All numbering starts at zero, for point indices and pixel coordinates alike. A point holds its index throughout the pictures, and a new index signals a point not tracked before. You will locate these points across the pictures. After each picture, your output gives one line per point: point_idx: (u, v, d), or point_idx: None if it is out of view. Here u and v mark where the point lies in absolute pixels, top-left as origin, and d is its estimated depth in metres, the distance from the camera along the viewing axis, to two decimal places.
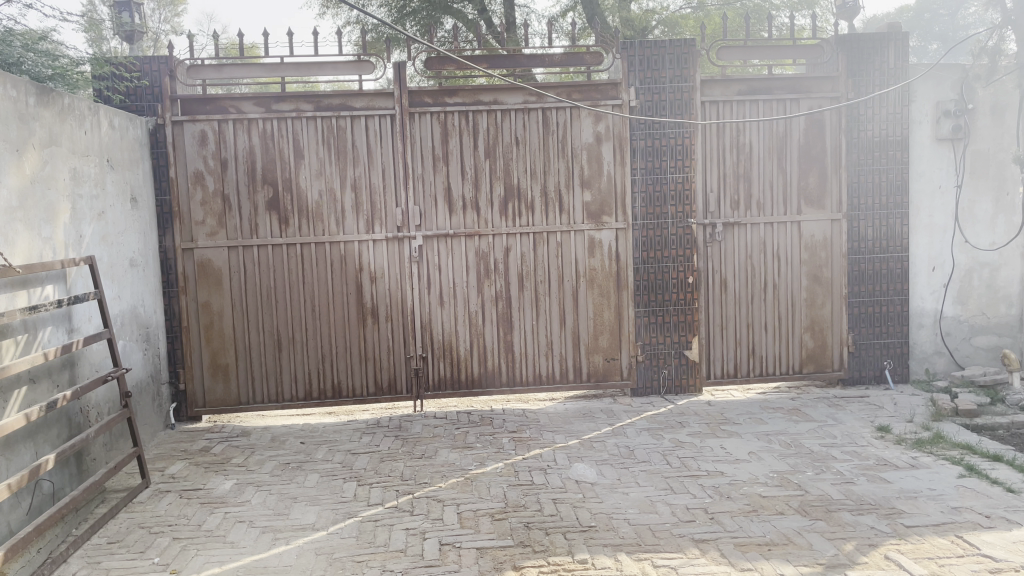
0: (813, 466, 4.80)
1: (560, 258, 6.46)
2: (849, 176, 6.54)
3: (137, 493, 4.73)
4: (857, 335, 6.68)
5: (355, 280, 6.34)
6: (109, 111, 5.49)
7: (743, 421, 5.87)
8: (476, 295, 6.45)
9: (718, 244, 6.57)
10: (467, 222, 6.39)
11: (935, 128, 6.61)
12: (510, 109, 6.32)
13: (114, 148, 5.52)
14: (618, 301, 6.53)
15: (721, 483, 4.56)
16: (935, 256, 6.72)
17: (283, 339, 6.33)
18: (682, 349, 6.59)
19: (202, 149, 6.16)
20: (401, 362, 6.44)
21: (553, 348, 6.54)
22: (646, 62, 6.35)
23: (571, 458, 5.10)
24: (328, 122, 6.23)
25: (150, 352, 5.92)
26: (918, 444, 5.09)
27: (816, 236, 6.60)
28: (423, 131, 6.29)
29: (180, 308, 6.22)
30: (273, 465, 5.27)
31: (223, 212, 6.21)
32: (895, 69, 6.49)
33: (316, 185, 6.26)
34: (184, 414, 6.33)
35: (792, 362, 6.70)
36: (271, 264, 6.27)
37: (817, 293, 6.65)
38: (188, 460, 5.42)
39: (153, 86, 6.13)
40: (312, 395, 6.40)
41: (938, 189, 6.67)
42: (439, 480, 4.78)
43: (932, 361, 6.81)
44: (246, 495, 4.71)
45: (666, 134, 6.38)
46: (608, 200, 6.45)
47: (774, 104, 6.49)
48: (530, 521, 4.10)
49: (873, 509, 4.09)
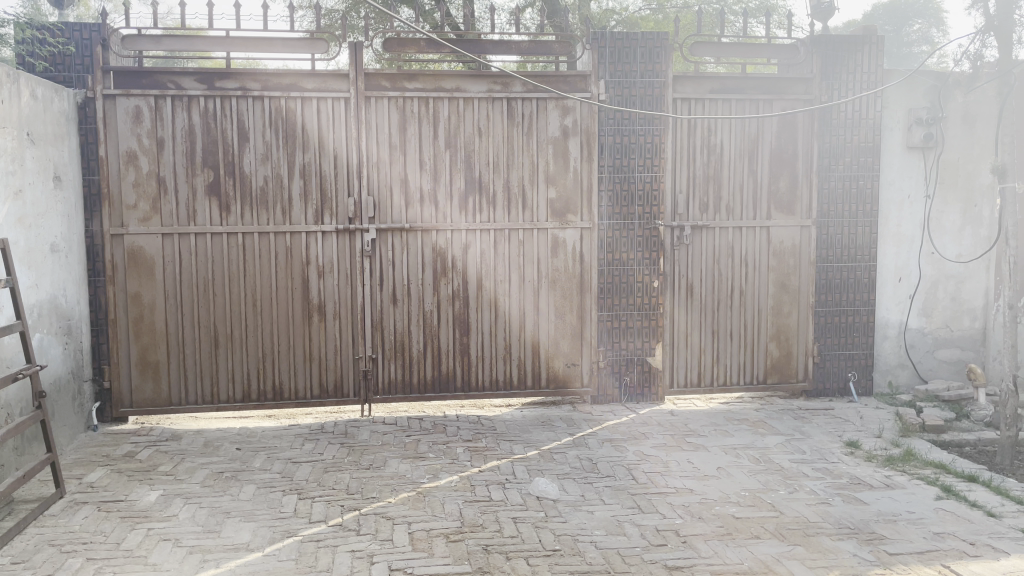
0: (785, 485, 4.55)
1: (521, 257, 6.13)
2: (819, 181, 6.35)
3: (50, 504, 4.24)
4: (822, 345, 6.50)
5: (301, 275, 5.91)
6: (31, 80, 4.97)
7: (708, 433, 5.62)
8: (432, 293, 6.07)
9: (685, 247, 6.31)
10: (425, 216, 6.01)
11: (906, 136, 6.47)
12: (473, 98, 5.96)
13: (36, 121, 5.00)
14: (581, 305, 6.23)
15: (691, 502, 4.29)
16: (902, 267, 6.59)
17: (220, 336, 5.87)
18: (644, 355, 6.33)
19: (136, 127, 5.66)
20: (349, 363, 6.03)
21: (512, 351, 6.20)
22: (616, 54, 6.06)
23: (530, 471, 4.77)
24: (277, 102, 5.78)
25: (72, 347, 5.41)
26: (889, 462, 4.91)
27: (785, 242, 6.39)
28: (379, 116, 5.89)
29: (107, 299, 5.71)
30: (204, 474, 4.82)
31: (157, 196, 5.72)
32: (869, 73, 6.32)
33: (262, 170, 5.80)
34: (109, 414, 5.82)
35: (756, 372, 6.49)
36: (209, 254, 5.80)
37: (784, 301, 6.45)
38: (111, 467, 4.94)
39: (83, 55, 5.60)
40: (251, 397, 5.94)
41: (906, 199, 6.53)
42: (388, 494, 4.40)
43: (895, 373, 6.67)
44: (174, 508, 4.27)
45: (635, 130, 6.10)
46: (573, 197, 6.14)
47: (747, 104, 6.26)
48: (488, 544, 3.75)
49: (854, 534, 3.85)
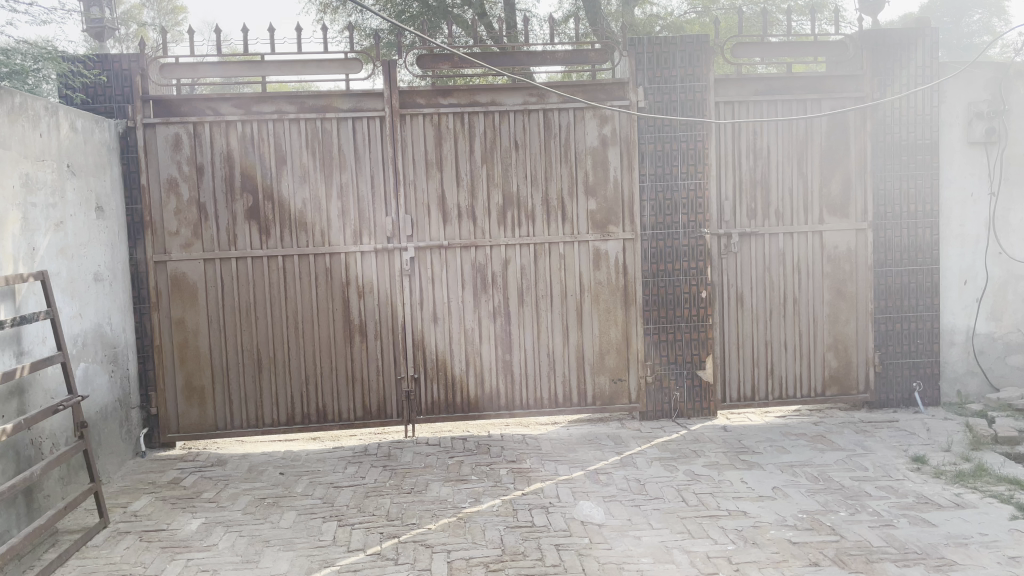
0: (846, 505, 4.29)
1: (563, 271, 5.99)
2: (874, 183, 6.07)
3: (93, 534, 4.24)
4: (884, 354, 6.19)
5: (341, 296, 5.87)
6: (71, 112, 5.03)
7: (764, 450, 5.38)
8: (472, 310, 5.97)
9: (734, 256, 6.09)
10: (463, 233, 5.92)
11: (966, 131, 6.14)
12: (509, 111, 5.86)
13: (77, 153, 5.06)
14: (625, 318, 6.05)
15: (745, 525, 4.07)
16: (967, 269, 6.25)
17: (263, 360, 5.86)
18: (694, 369, 6.10)
19: (176, 154, 5.70)
20: (391, 384, 5.95)
21: (556, 369, 6.05)
22: (655, 60, 5.89)
23: (576, 494, 4.61)
24: (313, 124, 5.77)
25: (118, 375, 5.45)
26: (959, 478, 4.60)
27: (839, 248, 6.13)
28: (415, 134, 5.82)
29: (152, 325, 5.75)
30: (247, 501, 4.78)
31: (198, 222, 5.74)
32: (924, 67, 6.02)
33: (300, 193, 5.79)
34: (157, 440, 5.85)
35: (813, 384, 6.21)
36: (250, 278, 5.79)
37: (841, 308, 6.17)
38: (155, 494, 4.94)
39: (121, 86, 5.67)
40: (295, 420, 5.92)
41: (969, 197, 6.20)
42: (429, 520, 4.29)
43: (964, 382, 6.32)
44: (214, 537, 4.23)
45: (677, 137, 5.91)
46: (614, 208, 5.98)
47: (794, 104, 6.03)
48: (529, 574, 3.60)
49: (921, 559, 3.59)
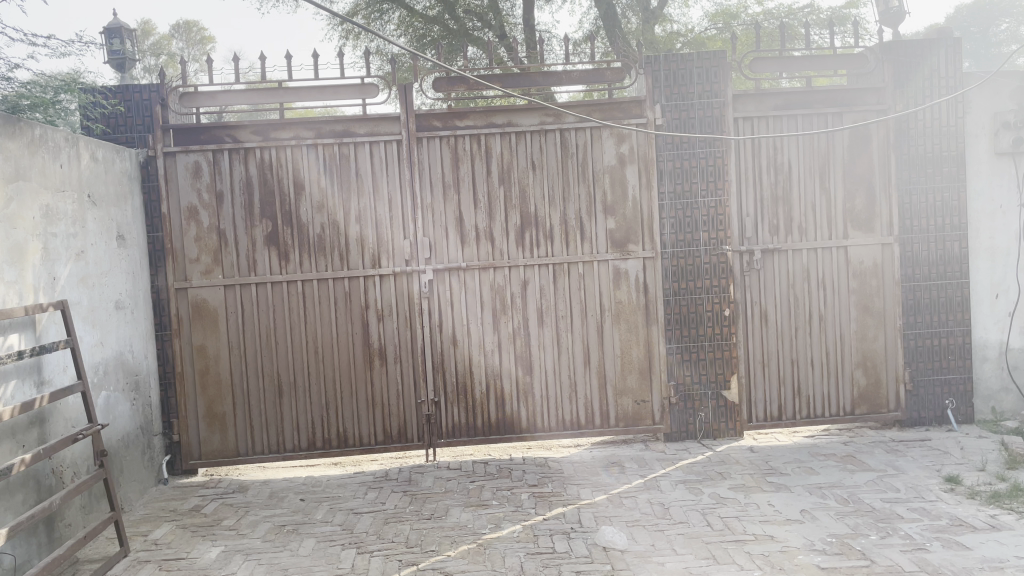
0: (876, 529, 4.16)
1: (583, 291, 5.93)
2: (899, 196, 5.95)
3: (113, 563, 4.23)
4: (914, 370, 6.04)
5: (360, 319, 5.86)
6: (91, 142, 5.10)
7: (792, 471, 5.26)
8: (492, 332, 5.93)
9: (756, 273, 6.00)
10: (481, 254, 5.89)
11: (993, 141, 6.01)
12: (525, 131, 5.84)
13: (97, 183, 5.12)
14: (647, 337, 5.97)
15: (772, 551, 3.96)
16: (998, 282, 6.09)
17: (284, 385, 5.85)
18: (719, 389, 6.00)
19: (196, 182, 5.74)
20: (412, 408, 5.91)
21: (578, 390, 5.97)
22: (672, 77, 5.85)
23: (598, 519, 4.53)
24: (331, 149, 5.79)
25: (140, 402, 5.47)
26: (994, 499, 4.45)
27: (865, 262, 6.01)
28: (432, 156, 5.82)
29: (173, 352, 5.77)
30: (267, 528, 4.75)
31: (218, 248, 5.77)
32: (947, 77, 5.91)
33: (318, 218, 5.80)
34: (180, 467, 5.86)
35: (842, 403, 6.07)
36: (270, 304, 5.81)
37: (868, 325, 6.04)
38: (176, 522, 4.93)
39: (142, 115, 5.77)
40: (316, 446, 5.89)
41: (998, 209, 6.06)
42: (448, 547, 4.22)
43: (998, 399, 6.14)
44: (233, 565, 4.20)
45: (696, 154, 5.85)
46: (634, 227, 5.92)
47: (814, 118, 5.95)
48: None
49: None
